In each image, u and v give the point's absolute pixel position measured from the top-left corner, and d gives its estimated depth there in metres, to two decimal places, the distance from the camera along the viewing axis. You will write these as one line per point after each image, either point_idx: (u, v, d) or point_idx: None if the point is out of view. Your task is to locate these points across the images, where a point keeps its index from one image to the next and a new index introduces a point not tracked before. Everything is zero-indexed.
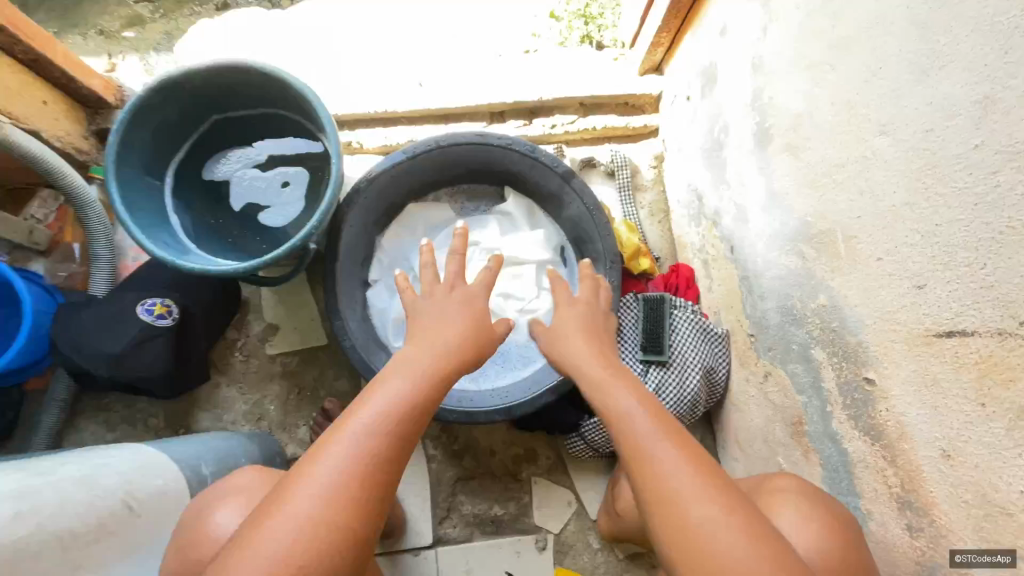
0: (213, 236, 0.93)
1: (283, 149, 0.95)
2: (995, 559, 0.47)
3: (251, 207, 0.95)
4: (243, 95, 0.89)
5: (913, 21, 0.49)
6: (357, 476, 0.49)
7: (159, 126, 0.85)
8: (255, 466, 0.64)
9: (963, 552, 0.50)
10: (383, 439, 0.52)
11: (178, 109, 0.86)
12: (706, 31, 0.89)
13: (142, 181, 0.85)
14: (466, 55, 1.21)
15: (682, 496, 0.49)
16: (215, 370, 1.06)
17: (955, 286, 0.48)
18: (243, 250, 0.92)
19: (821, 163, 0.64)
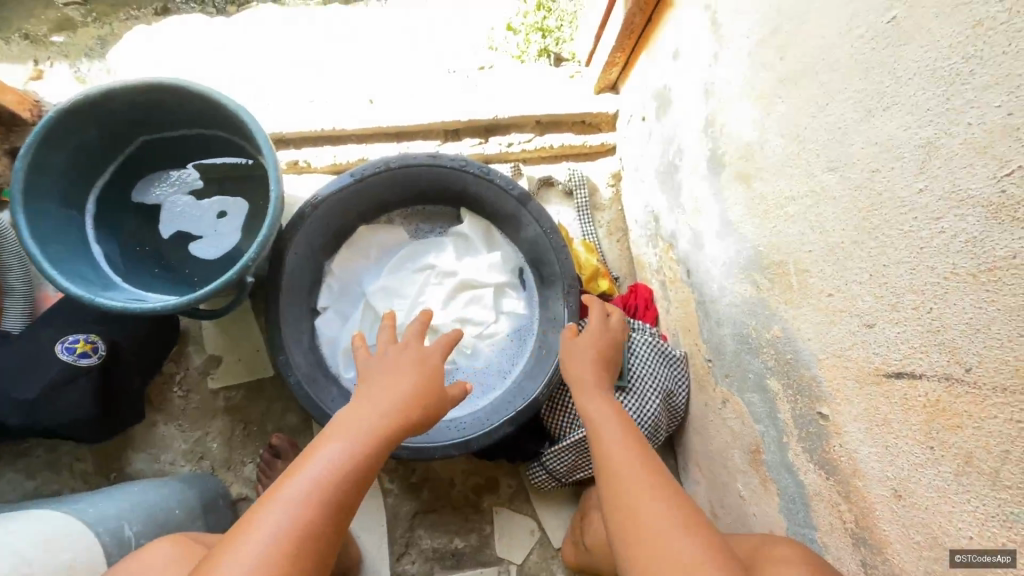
0: (142, 268, 0.86)
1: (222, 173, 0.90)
2: (997, 559, 0.42)
3: (186, 237, 0.89)
4: (177, 116, 0.83)
5: (857, 60, 0.49)
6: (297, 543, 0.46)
7: (80, 149, 0.78)
8: (174, 538, 0.58)
9: (964, 552, 0.44)
10: (325, 500, 0.49)
11: (102, 130, 0.79)
12: (660, 54, 0.88)
13: (58, 208, 0.77)
14: (420, 69, 1.17)
15: (644, 510, 0.53)
16: (151, 407, 0.99)
17: (904, 327, 0.48)
18: (176, 284, 0.86)
19: (772, 195, 0.64)
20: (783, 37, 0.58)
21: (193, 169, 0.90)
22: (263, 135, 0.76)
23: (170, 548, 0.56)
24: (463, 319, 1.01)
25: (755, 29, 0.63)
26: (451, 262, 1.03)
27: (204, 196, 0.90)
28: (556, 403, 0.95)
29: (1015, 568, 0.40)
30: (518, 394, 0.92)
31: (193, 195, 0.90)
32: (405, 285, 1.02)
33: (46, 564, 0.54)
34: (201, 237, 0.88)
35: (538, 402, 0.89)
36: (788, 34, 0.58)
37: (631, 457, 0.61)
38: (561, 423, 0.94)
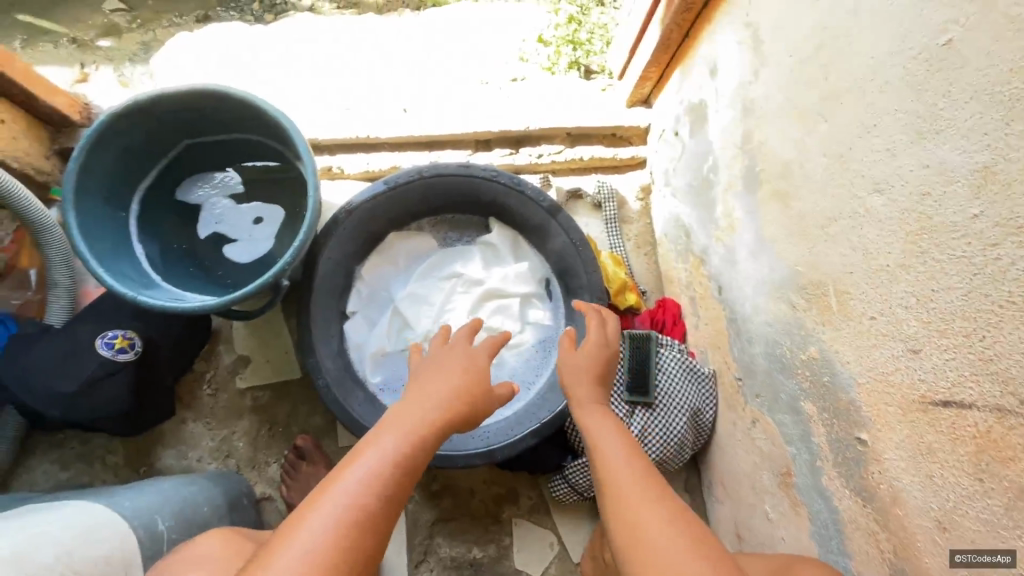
0: (180, 269, 0.88)
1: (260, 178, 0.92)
2: (995, 559, 0.44)
3: (223, 239, 0.91)
4: (221, 122, 0.85)
5: (908, 82, 0.48)
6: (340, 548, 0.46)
7: (128, 151, 0.81)
8: (218, 533, 0.61)
9: (962, 552, 0.47)
10: (368, 504, 0.49)
11: (150, 133, 0.82)
12: (696, 70, 0.88)
13: (105, 207, 0.80)
14: (452, 79, 1.18)
15: (643, 518, 0.53)
16: (181, 404, 1.01)
17: (952, 354, 0.47)
18: (211, 284, 0.88)
19: (812, 214, 0.63)
20: (828, 57, 0.58)
21: (234, 174, 0.93)
22: (303, 143, 0.78)
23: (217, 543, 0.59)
24: (490, 329, 1.01)
25: (798, 48, 0.62)
26: (479, 271, 1.04)
27: (242, 201, 0.92)
28: (580, 417, 0.95)
29: (1013, 567, 0.43)
30: (543, 405, 0.92)
31: (232, 199, 0.92)
32: (433, 292, 1.03)
33: (84, 558, 0.55)
34: (236, 241, 0.90)
35: (563, 414, 0.89)
36: (833, 54, 0.57)
37: (626, 464, 0.60)
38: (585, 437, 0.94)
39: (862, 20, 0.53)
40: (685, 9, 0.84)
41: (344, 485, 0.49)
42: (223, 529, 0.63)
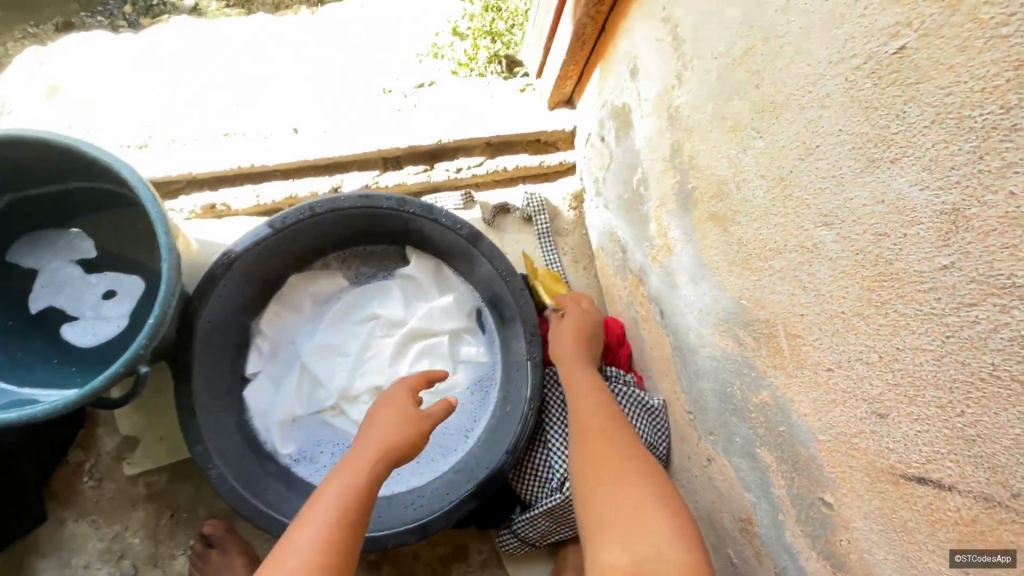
0: (16, 354, 0.71)
1: (115, 232, 0.77)
2: (995, 558, 0.36)
3: (68, 315, 0.74)
4: (54, 172, 0.69)
5: (853, 97, 0.39)
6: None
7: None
8: None
9: (963, 552, 0.38)
10: (340, 526, 0.55)
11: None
12: (616, 69, 0.78)
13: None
14: (352, 88, 1.04)
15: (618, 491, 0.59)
16: (57, 503, 0.85)
17: (925, 426, 0.39)
18: (57, 371, 0.72)
19: (753, 243, 0.54)
20: (756, 61, 0.49)
21: (83, 232, 0.76)
22: (154, 199, 0.64)
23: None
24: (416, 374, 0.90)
25: (722, 47, 0.53)
26: (400, 310, 0.92)
27: (95, 268, 0.76)
28: (524, 465, 0.85)
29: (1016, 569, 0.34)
30: (481, 461, 0.82)
31: (81, 265, 0.75)
32: (349, 339, 0.90)
33: None
34: (84, 318, 0.75)
35: (502, 473, 0.79)
36: (762, 57, 0.48)
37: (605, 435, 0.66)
38: (531, 488, 0.84)
39: (793, 17, 0.43)
40: (597, 1, 0.74)
41: (310, 518, 0.55)
42: None
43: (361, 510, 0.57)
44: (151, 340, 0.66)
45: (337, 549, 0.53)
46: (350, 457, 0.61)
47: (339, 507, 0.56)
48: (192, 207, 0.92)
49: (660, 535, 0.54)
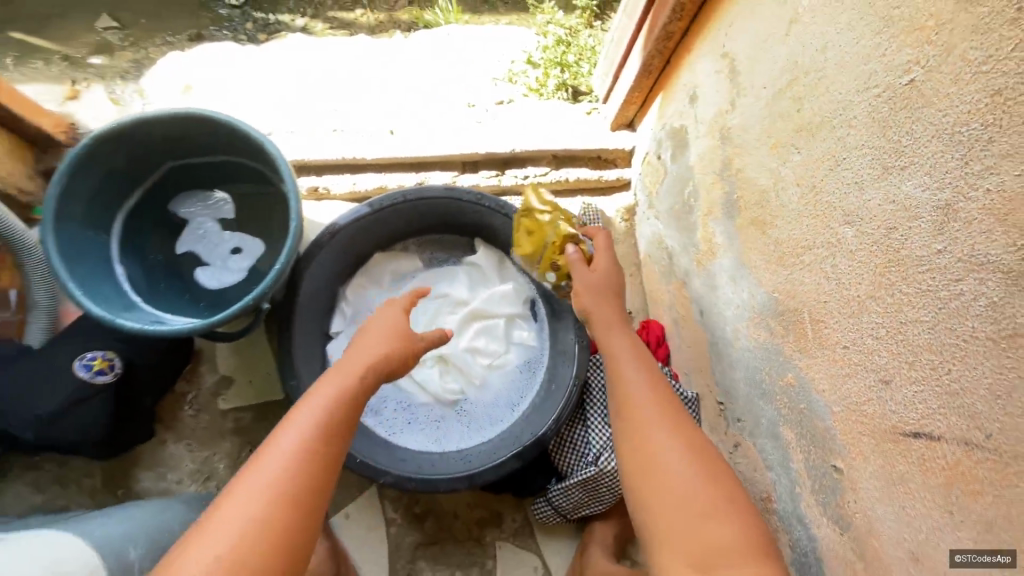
0: (161, 287, 0.87)
1: (245, 199, 0.93)
2: (996, 558, 0.42)
3: (202, 261, 0.90)
4: (215, 145, 0.86)
5: (874, 117, 0.49)
6: (292, 482, 0.52)
7: (118, 167, 0.81)
8: None
9: (951, 507, 0.46)
10: (316, 436, 0.55)
11: (142, 151, 0.82)
12: (677, 95, 0.89)
13: (86, 220, 0.79)
14: (439, 101, 1.20)
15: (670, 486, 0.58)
16: (161, 425, 0.99)
17: (921, 386, 0.47)
18: (188, 305, 0.87)
19: (788, 242, 0.64)
20: (799, 90, 0.59)
21: (226, 196, 0.92)
22: (293, 178, 0.78)
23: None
24: (474, 350, 1.01)
25: (771, 78, 0.64)
26: (465, 292, 1.04)
27: (231, 227, 0.92)
28: (564, 439, 0.94)
29: (1014, 567, 0.40)
30: (526, 429, 0.91)
31: (221, 223, 0.92)
32: (419, 313, 1.03)
33: None
34: (213, 267, 0.90)
35: (545, 439, 0.88)
36: (804, 87, 0.59)
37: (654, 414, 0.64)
38: (569, 460, 0.93)
39: (830, 55, 0.54)
40: (665, 38, 0.87)
41: (291, 428, 0.55)
42: None
43: (338, 423, 0.57)
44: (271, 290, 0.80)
45: (310, 467, 0.53)
46: (333, 374, 0.61)
47: (314, 417, 0.56)
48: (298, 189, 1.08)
49: (733, 552, 0.53)
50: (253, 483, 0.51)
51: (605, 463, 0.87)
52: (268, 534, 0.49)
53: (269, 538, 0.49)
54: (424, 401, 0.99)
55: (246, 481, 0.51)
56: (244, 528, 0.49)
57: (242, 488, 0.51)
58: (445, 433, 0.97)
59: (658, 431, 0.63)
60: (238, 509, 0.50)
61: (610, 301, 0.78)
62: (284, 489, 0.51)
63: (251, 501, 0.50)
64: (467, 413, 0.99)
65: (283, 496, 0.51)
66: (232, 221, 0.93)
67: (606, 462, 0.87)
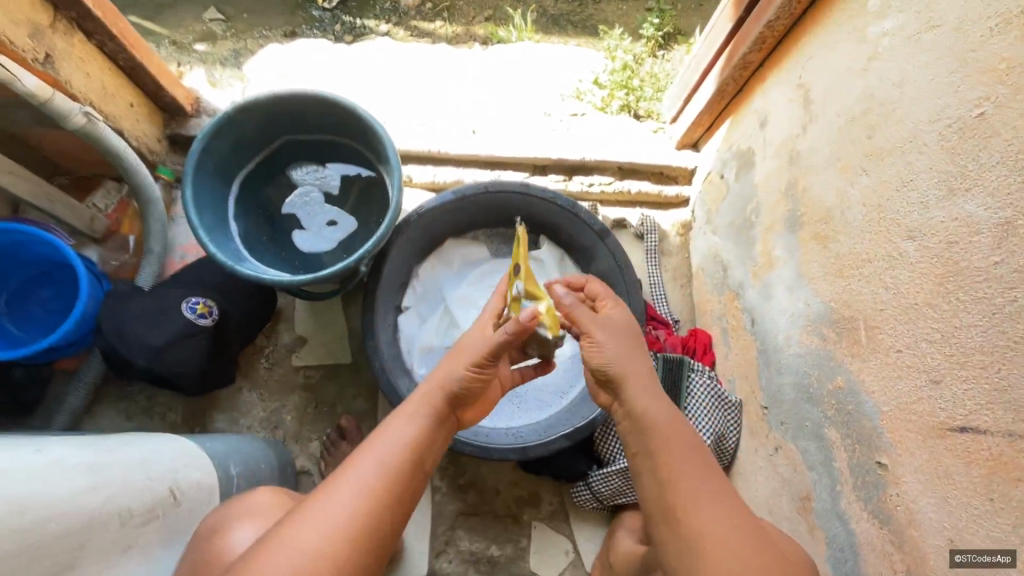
0: (264, 244, 0.98)
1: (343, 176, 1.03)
2: (995, 559, 0.50)
3: (302, 226, 1.01)
4: (330, 125, 0.97)
5: (943, 144, 0.56)
6: (398, 468, 0.61)
7: (249, 134, 0.93)
8: (268, 489, 0.64)
9: (993, 494, 0.51)
10: (420, 432, 0.66)
11: (269, 122, 0.94)
12: (748, 119, 0.97)
13: (215, 176, 0.91)
14: (514, 109, 1.29)
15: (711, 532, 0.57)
16: (239, 374, 1.09)
17: (971, 385, 0.53)
18: (285, 263, 0.98)
19: (848, 256, 0.70)
20: (872, 118, 0.66)
21: (334, 172, 1.02)
22: (398, 162, 0.88)
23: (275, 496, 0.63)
24: None
25: (846, 107, 0.71)
26: None
27: (331, 200, 1.02)
28: (609, 429, 1.00)
29: (1012, 565, 0.48)
30: (575, 414, 0.98)
31: (325, 195, 1.02)
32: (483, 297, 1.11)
33: (187, 477, 0.61)
34: (310, 233, 1.00)
35: (595, 423, 0.94)
36: (877, 116, 0.66)
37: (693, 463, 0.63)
38: (611, 448, 1.00)
39: (906, 90, 0.61)
40: (742, 67, 0.95)
41: (400, 423, 0.66)
42: (270, 488, 0.66)
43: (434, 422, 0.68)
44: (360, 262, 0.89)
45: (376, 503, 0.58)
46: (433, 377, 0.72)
47: (419, 417, 0.67)
48: None
49: None
50: (369, 464, 0.61)
51: None
52: (375, 511, 0.58)
53: (371, 516, 0.57)
54: None
55: (317, 510, 0.56)
56: (357, 500, 0.57)
57: (312, 516, 0.56)
58: (497, 410, 1.04)
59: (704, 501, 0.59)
60: (355, 484, 0.59)
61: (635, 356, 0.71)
62: (391, 475, 0.61)
63: (364, 479, 0.59)
64: (520, 394, 1.06)
65: (360, 515, 0.57)
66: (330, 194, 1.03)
67: None
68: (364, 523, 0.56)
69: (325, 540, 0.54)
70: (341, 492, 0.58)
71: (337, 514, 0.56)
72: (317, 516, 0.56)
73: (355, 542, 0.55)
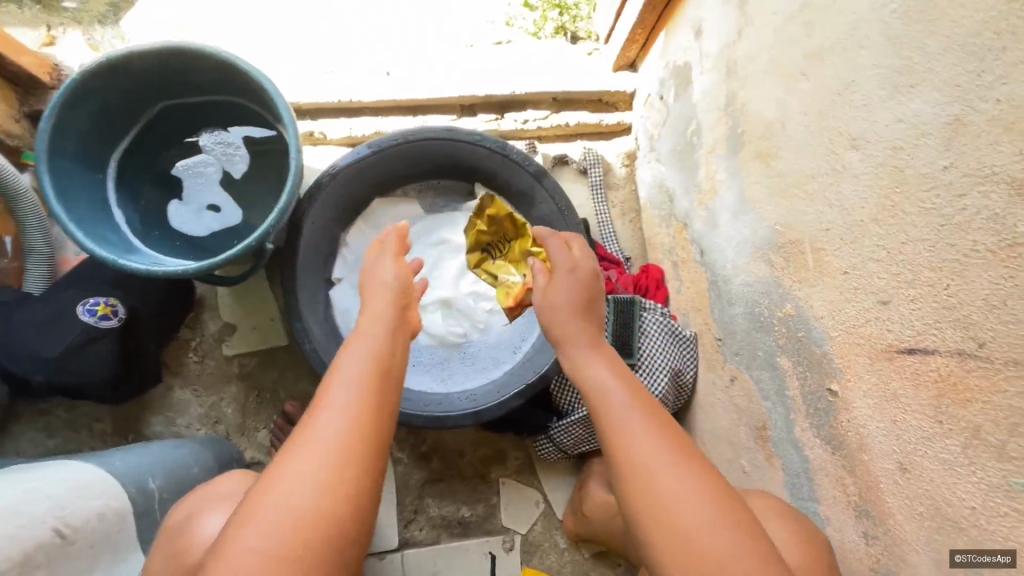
0: (150, 219, 0.87)
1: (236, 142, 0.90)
2: (995, 558, 0.43)
3: (193, 202, 0.89)
4: (223, 86, 0.84)
5: (886, 35, 0.49)
6: (368, 395, 0.54)
7: (120, 96, 0.80)
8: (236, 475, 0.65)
9: (941, 416, 0.48)
10: (382, 353, 0.59)
11: (146, 82, 0.80)
12: (683, 30, 0.87)
13: (80, 151, 0.78)
14: (433, 42, 1.14)
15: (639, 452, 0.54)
16: (167, 371, 1.00)
17: (919, 304, 0.49)
18: (168, 238, 0.86)
19: (792, 173, 0.64)
20: (810, 13, 0.58)
21: (229, 138, 0.89)
22: (299, 140, 0.77)
23: (237, 484, 0.62)
24: (477, 294, 1.01)
25: (782, 2, 0.62)
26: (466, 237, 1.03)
27: (231, 175, 0.90)
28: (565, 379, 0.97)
29: (1013, 567, 0.42)
30: (530, 366, 0.93)
31: (224, 168, 0.89)
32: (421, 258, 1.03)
33: (80, 509, 0.56)
34: (209, 212, 0.88)
35: (548, 376, 0.90)
36: (816, 10, 0.58)
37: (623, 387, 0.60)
38: (568, 398, 0.96)
39: None
40: None
41: (356, 348, 0.59)
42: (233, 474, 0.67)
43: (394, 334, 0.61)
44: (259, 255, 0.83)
45: (355, 435, 0.51)
46: (376, 294, 0.66)
47: (374, 336, 0.60)
48: None
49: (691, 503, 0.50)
50: (334, 397, 0.53)
51: None
52: (363, 438, 0.51)
53: (353, 451, 0.50)
54: (427, 344, 1.01)
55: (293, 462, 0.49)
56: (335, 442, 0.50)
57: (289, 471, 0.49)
58: (449, 374, 0.98)
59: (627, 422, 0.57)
60: (328, 419, 0.51)
61: (578, 321, 0.67)
62: (361, 402, 0.53)
63: (342, 410, 0.52)
64: (471, 354, 1.01)
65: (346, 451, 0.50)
66: (223, 166, 0.89)
67: None
68: (346, 460, 0.50)
69: (317, 482, 0.48)
70: (317, 431, 0.51)
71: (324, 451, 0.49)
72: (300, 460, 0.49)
73: (351, 478, 0.49)
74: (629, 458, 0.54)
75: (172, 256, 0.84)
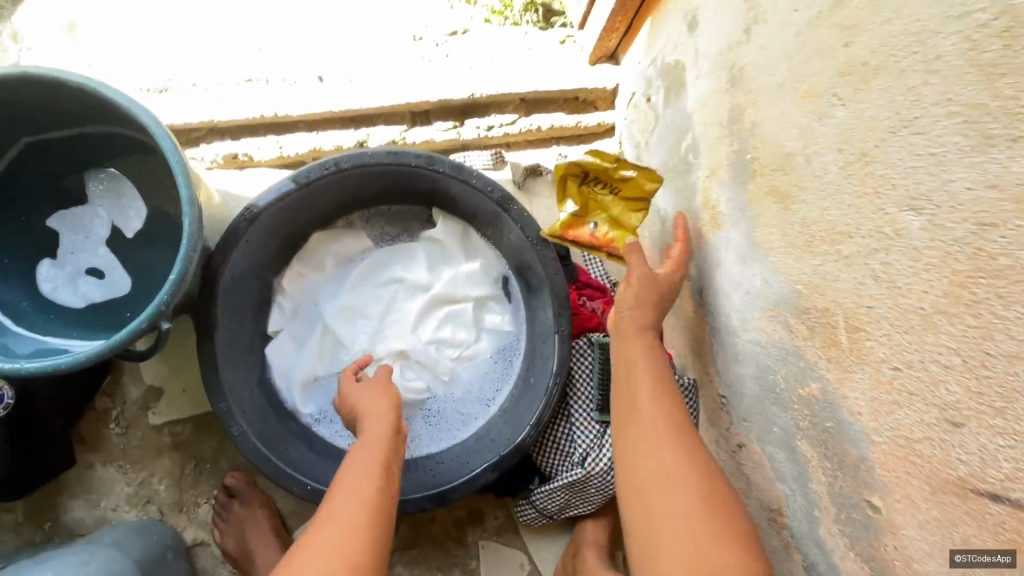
0: (21, 280, 0.71)
1: (124, 191, 0.76)
2: (994, 557, 0.37)
3: (75, 264, 0.74)
4: (104, 117, 0.68)
5: (974, 60, 0.34)
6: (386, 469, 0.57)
7: None
8: None
9: None
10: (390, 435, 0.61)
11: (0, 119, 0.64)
12: (674, 19, 0.70)
13: None
14: (374, 35, 0.95)
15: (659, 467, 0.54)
16: (84, 447, 0.86)
17: (1012, 441, 0.35)
18: (39, 306, 0.71)
19: (818, 224, 0.49)
20: (849, 15, 0.43)
21: (119, 187, 0.75)
22: (195, 215, 0.61)
23: None
24: (440, 341, 0.87)
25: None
26: (424, 274, 0.88)
27: (121, 233, 0.76)
28: (546, 437, 0.84)
29: (1014, 568, 0.36)
30: (505, 431, 0.79)
31: (113, 224, 0.75)
32: (373, 301, 0.88)
33: None
34: (95, 278, 0.74)
35: (525, 446, 0.76)
36: (858, 11, 0.42)
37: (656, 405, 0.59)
38: (551, 460, 0.83)
39: None
40: None
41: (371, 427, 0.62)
42: None
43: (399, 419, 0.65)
44: (151, 346, 0.66)
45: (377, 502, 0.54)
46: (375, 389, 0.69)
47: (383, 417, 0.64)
48: (213, 156, 0.88)
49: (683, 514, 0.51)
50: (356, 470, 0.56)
51: (592, 465, 0.77)
52: (379, 497, 0.54)
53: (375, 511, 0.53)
54: None
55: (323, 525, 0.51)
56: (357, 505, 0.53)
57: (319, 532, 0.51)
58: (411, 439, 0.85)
59: (653, 437, 0.56)
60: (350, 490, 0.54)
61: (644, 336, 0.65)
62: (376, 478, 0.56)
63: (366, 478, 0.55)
64: (435, 412, 0.87)
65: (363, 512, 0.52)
66: (110, 221, 0.75)
67: (592, 463, 0.77)
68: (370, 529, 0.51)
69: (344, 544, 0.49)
70: (342, 497, 0.54)
71: (352, 511, 0.52)
72: (340, 507, 0.53)
73: (372, 539, 0.51)
74: (643, 451, 0.56)
75: (46, 333, 0.69)
